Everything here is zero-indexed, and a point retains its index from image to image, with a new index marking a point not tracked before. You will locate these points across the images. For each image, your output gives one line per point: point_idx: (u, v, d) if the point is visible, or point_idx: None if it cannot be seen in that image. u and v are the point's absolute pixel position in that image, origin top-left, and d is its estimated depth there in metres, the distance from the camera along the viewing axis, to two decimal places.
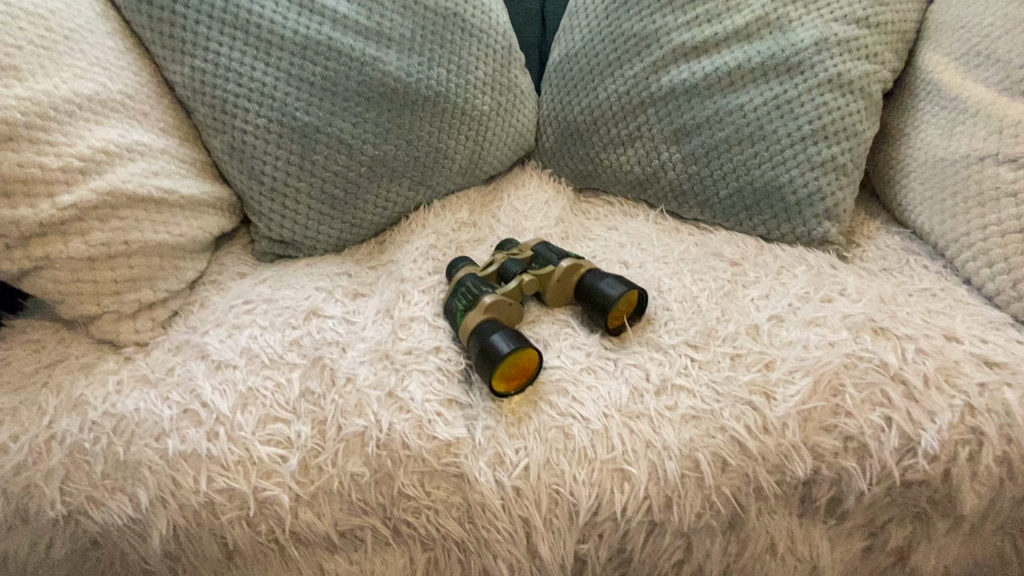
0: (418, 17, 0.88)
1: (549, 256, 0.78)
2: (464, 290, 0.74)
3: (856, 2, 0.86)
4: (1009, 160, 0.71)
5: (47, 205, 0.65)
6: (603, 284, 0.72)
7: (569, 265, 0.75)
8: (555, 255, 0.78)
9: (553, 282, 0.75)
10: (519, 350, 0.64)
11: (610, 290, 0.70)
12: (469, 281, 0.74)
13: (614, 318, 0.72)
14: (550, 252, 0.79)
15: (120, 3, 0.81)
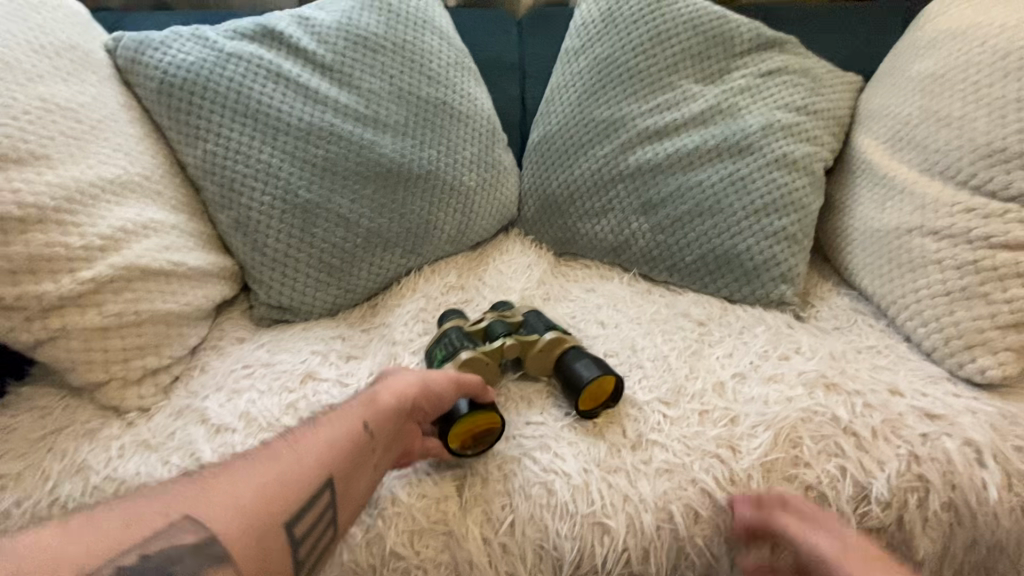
0: (411, 105, 0.99)
1: (538, 327, 0.81)
2: (447, 341, 0.79)
3: (795, 94, 0.99)
4: (932, 233, 0.81)
5: (69, 280, 0.70)
6: (581, 362, 0.74)
7: (555, 338, 0.78)
8: (544, 327, 0.81)
9: (535, 351, 0.78)
10: (474, 414, 0.67)
11: (587, 367, 0.73)
12: (453, 334, 0.80)
13: (586, 397, 0.72)
14: (540, 322, 0.82)
15: (141, 94, 0.90)
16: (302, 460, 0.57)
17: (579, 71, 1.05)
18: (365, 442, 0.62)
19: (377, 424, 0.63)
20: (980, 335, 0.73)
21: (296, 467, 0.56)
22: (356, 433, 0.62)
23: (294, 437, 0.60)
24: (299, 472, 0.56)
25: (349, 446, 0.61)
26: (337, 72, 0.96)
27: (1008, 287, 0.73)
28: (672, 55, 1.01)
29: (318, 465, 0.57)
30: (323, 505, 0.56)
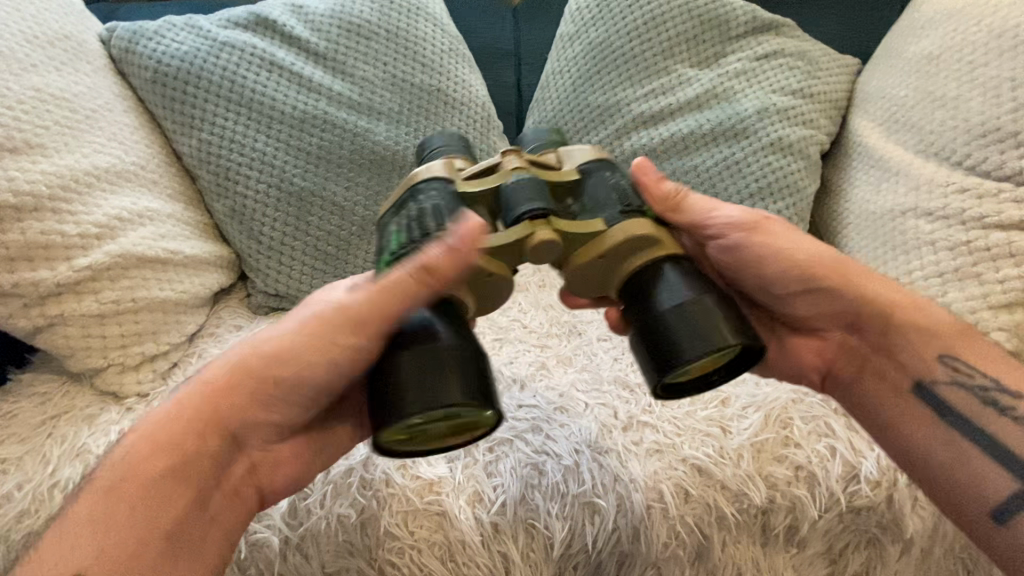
0: (405, 92, 0.98)
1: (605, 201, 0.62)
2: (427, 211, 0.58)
3: (791, 77, 0.98)
4: (926, 214, 0.81)
5: (66, 267, 0.72)
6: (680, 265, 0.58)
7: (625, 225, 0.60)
8: (610, 213, 0.61)
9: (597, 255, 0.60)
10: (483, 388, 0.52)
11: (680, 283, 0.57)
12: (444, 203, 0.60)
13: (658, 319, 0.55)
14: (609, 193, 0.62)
15: (135, 84, 0.91)
16: (105, 533, 0.51)
17: (574, 56, 1.04)
18: (184, 470, 0.54)
19: (195, 447, 0.55)
20: (972, 315, 0.73)
21: (109, 540, 0.50)
22: (168, 471, 0.54)
23: (96, 503, 0.52)
24: (113, 547, 0.50)
25: (161, 489, 0.53)
26: (330, 60, 0.96)
27: (1001, 266, 0.73)
28: (667, 39, 1.00)
29: (143, 529, 0.52)
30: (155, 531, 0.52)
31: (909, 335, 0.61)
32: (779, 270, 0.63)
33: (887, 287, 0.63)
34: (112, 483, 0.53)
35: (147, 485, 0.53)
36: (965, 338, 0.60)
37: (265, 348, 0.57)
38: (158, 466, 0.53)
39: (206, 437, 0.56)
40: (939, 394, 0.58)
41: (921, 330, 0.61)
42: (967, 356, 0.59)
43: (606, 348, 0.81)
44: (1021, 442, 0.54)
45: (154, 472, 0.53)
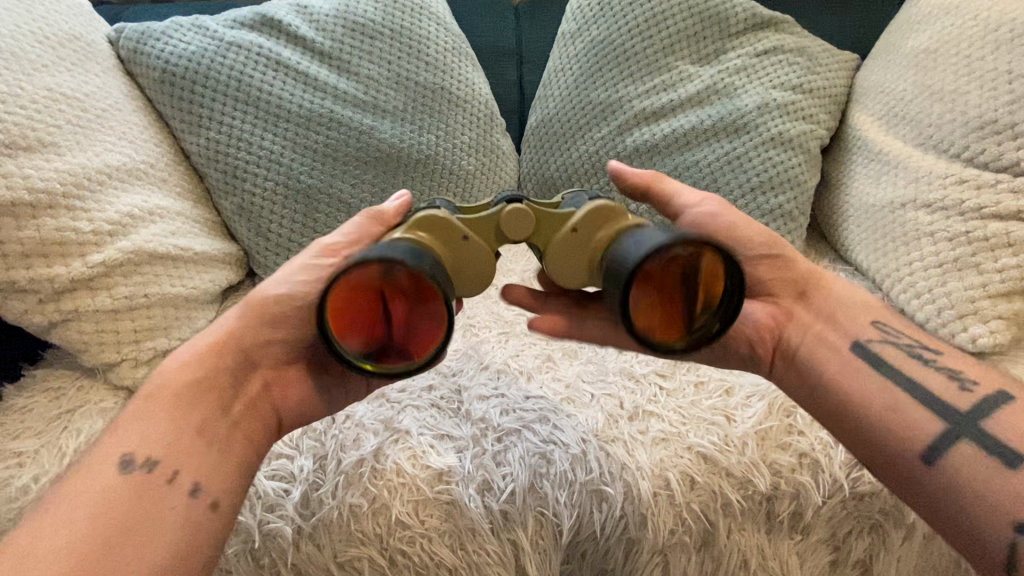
0: (409, 91, 0.99)
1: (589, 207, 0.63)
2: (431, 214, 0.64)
3: (790, 73, 0.99)
4: (926, 205, 0.82)
5: (79, 263, 0.73)
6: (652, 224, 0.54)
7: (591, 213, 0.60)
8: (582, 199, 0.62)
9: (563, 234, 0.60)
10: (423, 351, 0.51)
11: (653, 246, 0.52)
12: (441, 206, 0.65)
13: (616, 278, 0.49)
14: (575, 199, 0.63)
15: (144, 84, 0.92)
16: (139, 431, 0.55)
17: (576, 54, 1.05)
18: (201, 383, 0.59)
19: (216, 367, 0.60)
20: (972, 304, 0.74)
21: (143, 436, 0.55)
22: (190, 380, 0.59)
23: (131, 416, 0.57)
24: (148, 440, 0.55)
25: (187, 394, 0.58)
26: (335, 59, 0.97)
27: (998, 257, 0.75)
28: (667, 36, 1.01)
29: (172, 434, 0.56)
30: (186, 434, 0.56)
31: (837, 311, 0.64)
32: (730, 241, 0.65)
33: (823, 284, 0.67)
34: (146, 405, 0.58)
35: (173, 394, 0.58)
36: (892, 317, 0.65)
37: (279, 291, 0.62)
38: (187, 377, 0.59)
39: (224, 360, 0.61)
40: (873, 348, 0.61)
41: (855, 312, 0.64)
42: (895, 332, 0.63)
43: None
44: (955, 393, 0.56)
45: (176, 387, 0.58)
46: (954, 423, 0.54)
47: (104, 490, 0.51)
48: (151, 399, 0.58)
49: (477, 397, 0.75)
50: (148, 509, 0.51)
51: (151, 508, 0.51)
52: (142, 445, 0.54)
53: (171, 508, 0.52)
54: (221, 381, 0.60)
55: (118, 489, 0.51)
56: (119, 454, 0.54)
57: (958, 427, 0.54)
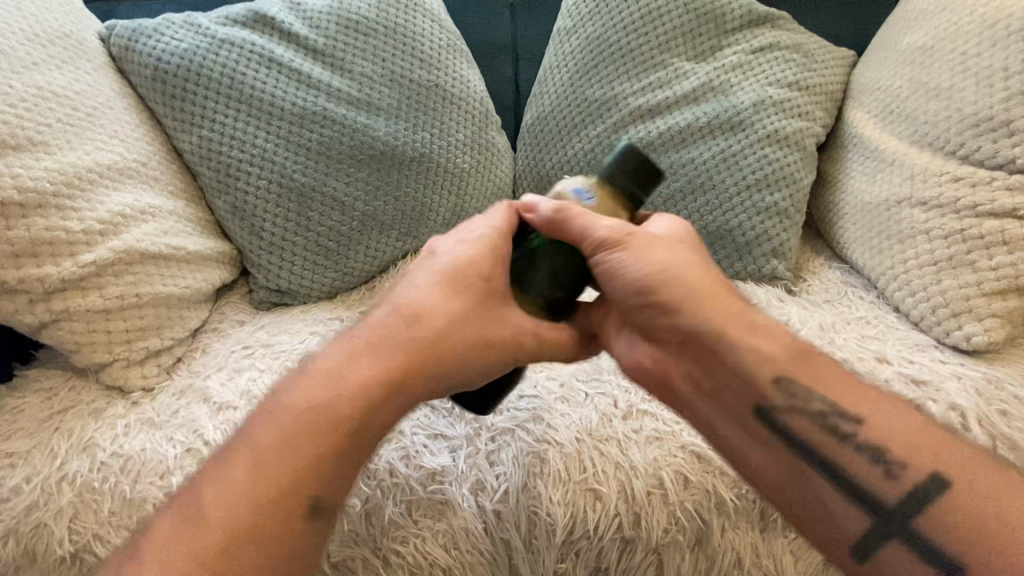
0: (403, 88, 0.99)
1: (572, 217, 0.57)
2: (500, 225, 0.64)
3: (786, 69, 0.98)
4: (921, 203, 0.82)
5: (70, 263, 0.72)
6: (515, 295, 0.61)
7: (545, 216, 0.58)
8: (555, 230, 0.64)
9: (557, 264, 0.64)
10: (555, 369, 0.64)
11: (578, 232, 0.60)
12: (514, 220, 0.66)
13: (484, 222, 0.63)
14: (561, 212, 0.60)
15: (135, 81, 0.91)
16: (260, 451, 0.58)
17: (572, 51, 1.04)
18: (352, 417, 0.58)
19: (328, 401, 0.58)
20: (966, 302, 0.74)
21: (263, 464, 0.57)
22: (366, 403, 0.58)
23: (243, 438, 0.60)
24: (298, 466, 0.57)
25: (344, 421, 0.58)
26: (329, 56, 0.97)
27: (993, 255, 0.75)
28: (663, 33, 1.00)
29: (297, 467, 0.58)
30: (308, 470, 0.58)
31: (755, 364, 0.57)
32: (622, 288, 0.58)
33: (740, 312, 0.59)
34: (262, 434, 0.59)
35: (324, 421, 0.58)
36: (806, 367, 0.57)
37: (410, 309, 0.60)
38: (348, 392, 0.59)
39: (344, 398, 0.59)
40: (786, 423, 0.55)
41: (783, 369, 0.56)
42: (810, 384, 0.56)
43: None
44: (881, 482, 0.52)
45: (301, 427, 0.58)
46: (884, 520, 0.51)
47: (259, 500, 0.56)
48: (257, 423, 0.61)
49: None
50: (286, 521, 0.56)
51: (290, 521, 0.57)
52: (255, 476, 0.57)
53: (296, 518, 0.57)
54: (378, 412, 0.59)
55: (272, 486, 0.57)
56: (277, 475, 0.57)
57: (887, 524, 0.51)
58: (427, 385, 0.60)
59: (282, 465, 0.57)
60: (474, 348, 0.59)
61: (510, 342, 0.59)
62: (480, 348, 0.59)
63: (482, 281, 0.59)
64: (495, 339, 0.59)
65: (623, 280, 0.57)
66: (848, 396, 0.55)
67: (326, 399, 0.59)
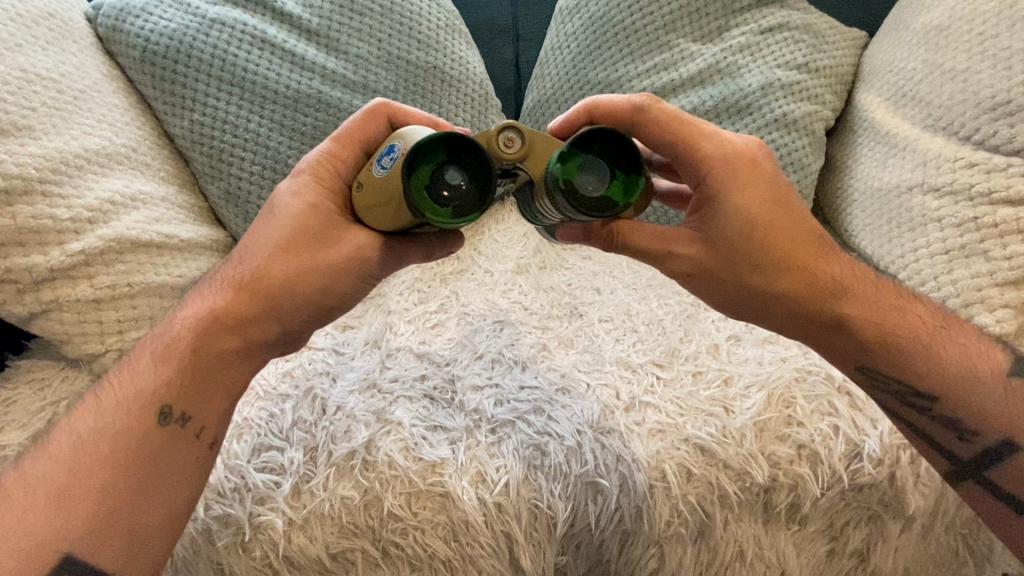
0: (401, 70, 0.96)
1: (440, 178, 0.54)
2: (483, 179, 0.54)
3: (797, 51, 0.95)
4: (934, 189, 0.79)
5: (59, 252, 0.71)
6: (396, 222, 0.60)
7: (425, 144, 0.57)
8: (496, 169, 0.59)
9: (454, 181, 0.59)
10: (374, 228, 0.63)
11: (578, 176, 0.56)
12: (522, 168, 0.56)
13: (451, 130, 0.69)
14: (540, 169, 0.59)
15: (124, 64, 0.88)
16: (82, 429, 0.56)
17: (575, 31, 1.01)
18: (184, 353, 0.60)
19: (194, 342, 0.61)
20: (978, 293, 0.72)
21: (102, 451, 0.56)
22: (189, 351, 0.60)
23: (75, 412, 0.58)
24: (122, 431, 0.57)
25: (176, 361, 0.60)
26: (323, 36, 0.93)
27: (1007, 243, 0.72)
28: (669, 13, 0.97)
29: (115, 442, 0.56)
30: (166, 429, 0.58)
31: (855, 315, 0.62)
32: (725, 287, 0.61)
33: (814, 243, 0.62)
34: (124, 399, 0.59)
35: (181, 368, 0.60)
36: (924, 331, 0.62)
37: (266, 260, 0.61)
38: (175, 345, 0.61)
39: (178, 354, 0.60)
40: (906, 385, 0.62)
41: (885, 319, 0.62)
42: (921, 339, 0.62)
43: (607, 330, 0.80)
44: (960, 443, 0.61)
45: (145, 390, 0.59)
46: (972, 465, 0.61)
47: (92, 473, 0.54)
48: (78, 406, 0.59)
49: (471, 387, 0.73)
50: (158, 460, 0.57)
51: (153, 460, 0.57)
52: (73, 459, 0.55)
53: (180, 447, 0.59)
54: (209, 350, 0.61)
55: (106, 463, 0.55)
56: (105, 453, 0.55)
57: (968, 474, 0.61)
58: (252, 317, 0.61)
59: (99, 451, 0.56)
60: (309, 271, 0.61)
61: (352, 265, 0.61)
62: (326, 271, 0.61)
63: (307, 210, 0.61)
64: (340, 263, 0.61)
65: (756, 283, 0.60)
66: (948, 345, 0.62)
67: (164, 362, 0.60)
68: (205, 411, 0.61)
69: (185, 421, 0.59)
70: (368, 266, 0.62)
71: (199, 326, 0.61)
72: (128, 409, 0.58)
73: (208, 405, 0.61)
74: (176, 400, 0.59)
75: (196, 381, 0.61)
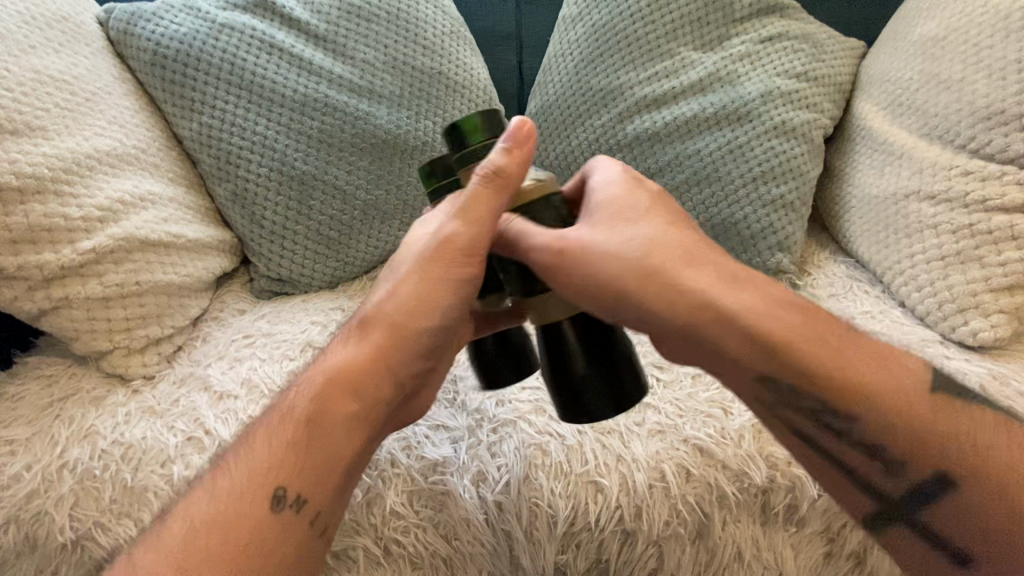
0: (407, 75, 0.97)
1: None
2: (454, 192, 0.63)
3: (795, 59, 0.97)
4: (930, 197, 0.81)
5: (69, 250, 0.72)
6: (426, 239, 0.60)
7: None
8: None
9: None
10: None
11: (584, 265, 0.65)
12: None
13: None
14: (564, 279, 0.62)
15: (135, 67, 0.90)
16: (197, 515, 0.51)
17: (577, 39, 1.03)
18: (301, 425, 0.54)
19: (309, 407, 0.55)
20: (974, 298, 0.74)
21: (212, 540, 0.49)
22: (302, 419, 0.54)
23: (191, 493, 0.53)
24: (236, 515, 0.50)
25: (293, 433, 0.54)
26: (330, 42, 0.95)
27: (1002, 250, 0.74)
28: (670, 21, 0.98)
29: (225, 526, 0.50)
30: (282, 512, 0.51)
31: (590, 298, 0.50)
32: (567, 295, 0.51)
33: (635, 247, 0.49)
34: (237, 479, 0.53)
35: (300, 443, 0.53)
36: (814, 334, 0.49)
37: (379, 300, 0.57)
38: (294, 415, 0.55)
39: (293, 426, 0.54)
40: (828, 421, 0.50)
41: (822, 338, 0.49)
42: (863, 386, 0.48)
43: None
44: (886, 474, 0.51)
45: (259, 467, 0.53)
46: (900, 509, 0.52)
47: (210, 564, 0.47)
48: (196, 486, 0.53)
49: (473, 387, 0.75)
50: (274, 544, 0.50)
51: (268, 542, 0.50)
52: (181, 550, 0.48)
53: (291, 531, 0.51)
54: (325, 421, 0.54)
55: (221, 556, 0.48)
56: (214, 543, 0.49)
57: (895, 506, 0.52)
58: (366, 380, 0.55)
59: (209, 544, 0.48)
60: (419, 299, 0.55)
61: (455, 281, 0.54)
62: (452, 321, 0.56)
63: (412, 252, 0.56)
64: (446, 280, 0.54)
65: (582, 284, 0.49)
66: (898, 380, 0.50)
67: (301, 445, 0.54)
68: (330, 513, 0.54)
69: (301, 502, 0.52)
70: (464, 248, 0.53)
71: (314, 389, 0.56)
72: (240, 491, 0.52)
73: (325, 480, 0.54)
74: (290, 477, 0.52)
75: (313, 451, 0.54)
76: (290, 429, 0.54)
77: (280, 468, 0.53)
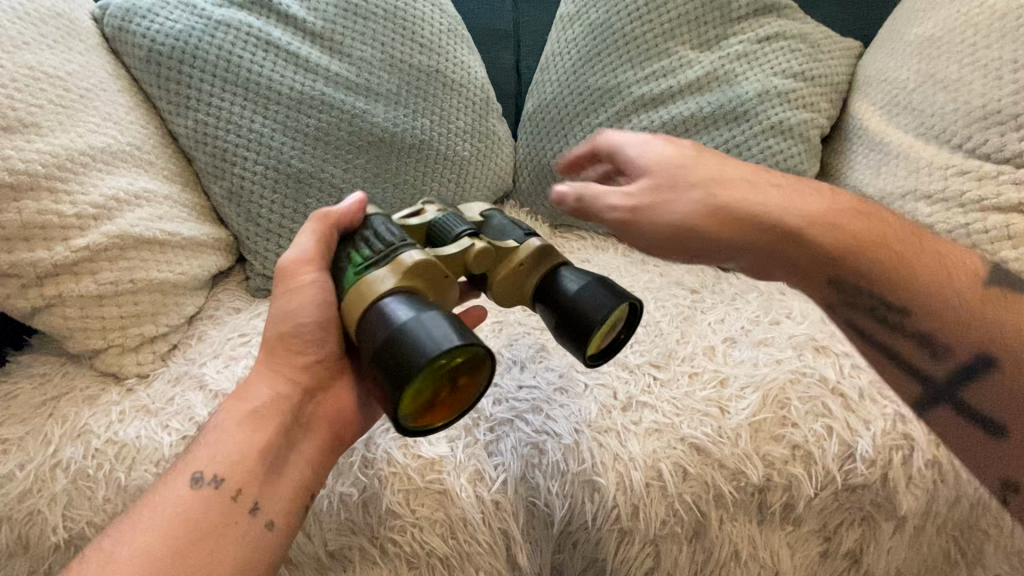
0: (403, 73, 0.97)
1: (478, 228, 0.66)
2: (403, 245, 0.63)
3: (792, 59, 0.97)
4: (926, 197, 0.81)
5: (63, 247, 0.71)
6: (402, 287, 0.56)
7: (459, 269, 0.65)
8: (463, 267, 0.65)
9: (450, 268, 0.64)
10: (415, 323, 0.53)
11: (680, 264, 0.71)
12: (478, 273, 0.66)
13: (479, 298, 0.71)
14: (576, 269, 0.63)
15: (129, 64, 0.89)
16: (143, 528, 0.53)
17: (575, 38, 1.03)
18: (236, 429, 0.59)
19: (241, 416, 0.60)
20: None
21: (163, 542, 0.52)
22: (236, 425, 0.59)
23: (131, 515, 0.54)
24: (185, 517, 0.54)
25: (231, 437, 0.59)
26: (326, 39, 0.94)
27: (998, 249, 0.73)
28: (668, 20, 0.98)
29: (173, 530, 0.53)
30: (229, 505, 0.55)
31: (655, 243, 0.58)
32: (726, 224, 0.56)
33: (716, 190, 0.57)
34: (178, 487, 0.55)
35: (235, 442, 0.58)
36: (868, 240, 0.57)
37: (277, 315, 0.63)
38: (229, 423, 0.59)
39: (230, 432, 0.59)
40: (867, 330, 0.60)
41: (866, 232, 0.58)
42: (910, 260, 0.57)
43: None
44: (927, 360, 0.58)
45: (200, 472, 0.56)
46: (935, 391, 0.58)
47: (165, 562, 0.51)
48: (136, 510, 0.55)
49: None
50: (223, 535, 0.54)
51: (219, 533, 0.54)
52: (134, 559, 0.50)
53: (240, 520, 0.55)
54: (258, 423, 0.60)
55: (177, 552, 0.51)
56: (168, 543, 0.52)
57: (941, 393, 0.58)
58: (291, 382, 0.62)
59: (163, 545, 0.52)
60: (289, 305, 0.61)
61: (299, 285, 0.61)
62: (331, 324, 0.61)
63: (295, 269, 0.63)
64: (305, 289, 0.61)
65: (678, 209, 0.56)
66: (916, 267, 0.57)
67: (221, 453, 0.57)
68: (282, 497, 0.58)
69: (246, 495, 0.56)
70: (302, 256, 0.61)
71: (243, 400, 0.61)
72: (183, 497, 0.55)
73: (263, 472, 0.58)
74: (233, 473, 0.57)
75: (250, 451, 0.58)
76: (226, 436, 0.59)
77: (224, 470, 0.57)
